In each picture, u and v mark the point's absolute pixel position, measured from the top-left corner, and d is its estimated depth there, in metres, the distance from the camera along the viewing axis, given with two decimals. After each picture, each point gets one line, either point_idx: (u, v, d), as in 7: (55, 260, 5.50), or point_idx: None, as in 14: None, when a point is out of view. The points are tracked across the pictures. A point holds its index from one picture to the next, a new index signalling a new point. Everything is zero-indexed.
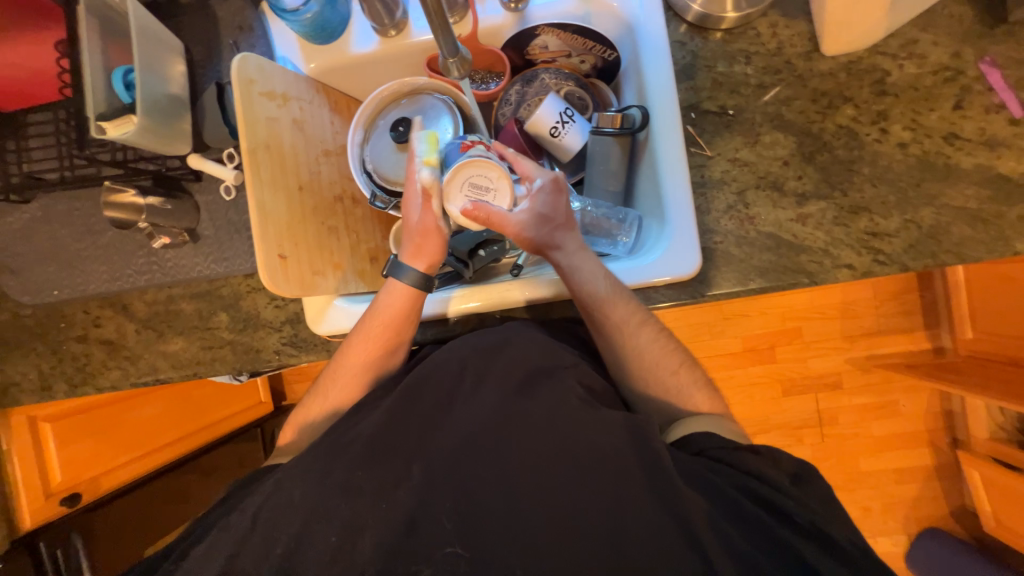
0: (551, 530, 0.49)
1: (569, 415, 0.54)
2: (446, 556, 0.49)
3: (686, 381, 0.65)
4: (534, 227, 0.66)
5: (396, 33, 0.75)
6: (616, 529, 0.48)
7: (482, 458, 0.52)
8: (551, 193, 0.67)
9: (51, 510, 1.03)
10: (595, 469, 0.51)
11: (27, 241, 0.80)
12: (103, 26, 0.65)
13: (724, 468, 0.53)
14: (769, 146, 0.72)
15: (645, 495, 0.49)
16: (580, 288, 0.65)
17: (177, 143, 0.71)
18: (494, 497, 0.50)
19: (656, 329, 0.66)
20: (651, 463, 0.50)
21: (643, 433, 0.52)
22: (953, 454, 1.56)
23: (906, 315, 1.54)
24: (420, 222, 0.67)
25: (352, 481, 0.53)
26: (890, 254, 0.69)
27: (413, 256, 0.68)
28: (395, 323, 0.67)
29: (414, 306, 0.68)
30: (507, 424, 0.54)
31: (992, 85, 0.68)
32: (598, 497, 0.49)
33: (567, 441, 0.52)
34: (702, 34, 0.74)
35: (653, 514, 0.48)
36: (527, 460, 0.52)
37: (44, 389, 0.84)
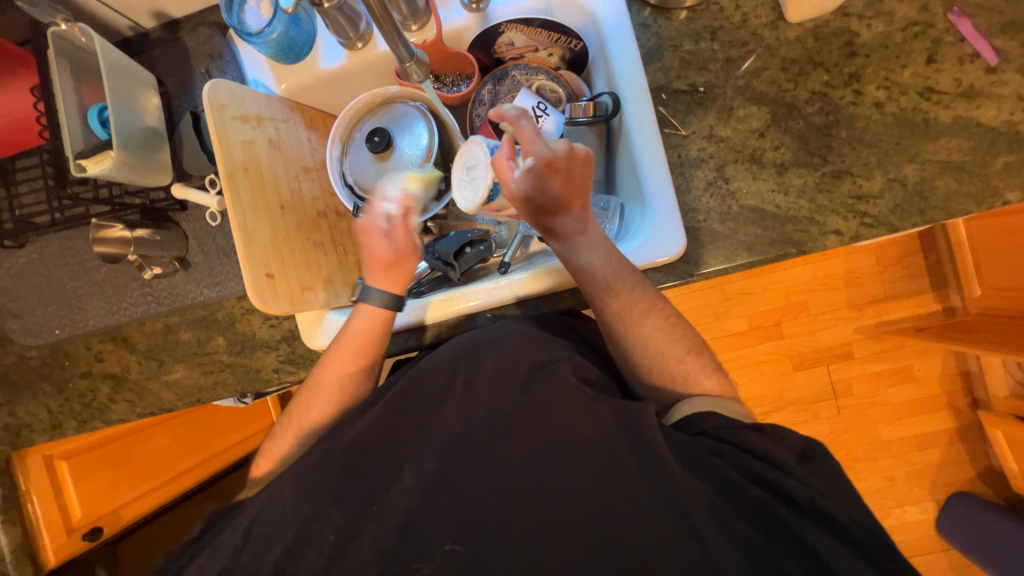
0: (546, 517, 0.50)
1: (559, 404, 0.54)
2: (446, 553, 0.49)
3: (683, 361, 0.64)
4: (529, 213, 0.65)
5: (363, 45, 0.76)
6: (610, 512, 0.49)
7: (475, 454, 0.53)
8: (541, 175, 0.62)
9: (74, 546, 1.06)
10: (586, 454, 0.51)
11: (25, 284, 0.82)
12: (74, 67, 0.67)
13: (726, 448, 0.52)
14: (743, 120, 0.71)
15: (637, 477, 0.50)
16: (580, 275, 0.66)
17: (157, 174, 0.72)
18: (488, 489, 0.51)
19: (655, 315, 0.65)
20: (642, 445, 0.50)
21: (634, 414, 0.52)
22: (973, 414, 1.53)
23: (912, 278, 1.51)
24: (391, 248, 0.69)
25: (349, 490, 0.53)
26: (877, 215, 0.68)
27: (382, 282, 0.69)
28: (366, 335, 0.68)
29: (386, 325, 0.69)
30: (497, 418, 0.55)
31: (965, 35, 0.67)
32: (591, 482, 0.50)
33: (557, 429, 0.53)
34: (666, 15, 0.74)
35: (644, 494, 0.49)
36: (519, 451, 0.52)
37: (56, 427, 0.85)
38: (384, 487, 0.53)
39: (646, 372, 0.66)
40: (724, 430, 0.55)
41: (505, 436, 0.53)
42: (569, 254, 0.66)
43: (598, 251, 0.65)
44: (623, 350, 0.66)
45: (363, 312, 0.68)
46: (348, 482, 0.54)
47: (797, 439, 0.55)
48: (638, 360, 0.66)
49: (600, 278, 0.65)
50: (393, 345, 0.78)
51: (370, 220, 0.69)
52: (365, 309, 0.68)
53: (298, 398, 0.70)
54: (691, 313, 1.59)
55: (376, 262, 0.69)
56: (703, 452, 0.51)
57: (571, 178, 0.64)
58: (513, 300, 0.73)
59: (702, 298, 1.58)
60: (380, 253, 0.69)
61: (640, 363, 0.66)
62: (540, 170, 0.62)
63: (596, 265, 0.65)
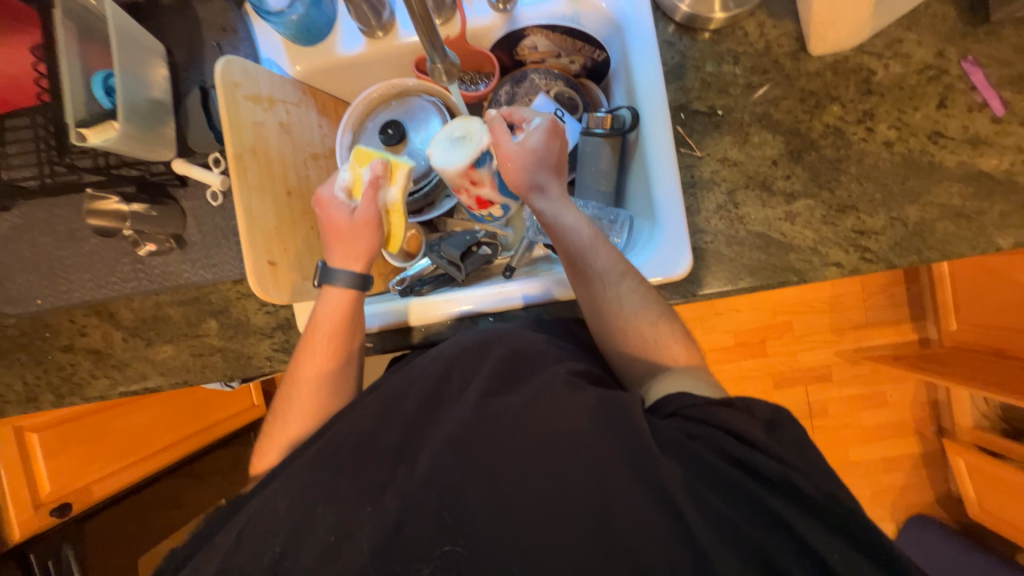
0: (536, 520, 0.47)
1: (552, 403, 0.53)
2: (446, 555, 0.47)
3: (659, 325, 0.64)
4: (520, 174, 0.67)
5: (383, 35, 0.74)
6: (601, 518, 0.46)
7: (469, 455, 0.51)
8: (548, 133, 0.68)
9: (40, 521, 1.03)
10: (580, 457, 0.49)
11: (7, 249, 0.78)
12: (80, 29, 0.64)
13: (703, 430, 0.52)
14: (758, 146, 0.72)
15: (631, 482, 0.47)
16: (567, 235, 0.66)
17: (160, 148, 0.70)
18: (480, 493, 0.49)
19: (629, 277, 0.65)
20: (638, 450, 0.48)
21: (620, 408, 0.52)
22: (937, 442, 1.60)
23: (894, 308, 1.56)
24: (350, 219, 0.66)
25: (338, 488, 0.52)
26: (877, 251, 0.70)
27: (346, 259, 0.67)
28: (348, 318, 0.68)
29: (353, 301, 0.68)
30: (492, 422, 0.52)
31: (975, 84, 0.69)
32: (581, 482, 0.48)
33: (551, 425, 0.51)
34: (691, 34, 0.74)
35: (638, 502, 0.46)
36: (510, 452, 0.50)
37: (30, 400, 0.82)
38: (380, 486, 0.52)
39: (623, 342, 0.65)
40: (694, 412, 0.54)
41: (502, 437, 0.51)
42: (556, 216, 0.67)
43: (580, 215, 0.68)
44: (600, 317, 0.66)
45: (333, 300, 0.68)
46: (345, 479, 0.53)
47: (774, 419, 0.53)
48: (614, 324, 0.65)
49: (585, 237, 0.66)
50: (392, 340, 0.78)
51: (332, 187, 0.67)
52: (334, 296, 0.68)
53: (281, 400, 0.67)
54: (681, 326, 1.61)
55: (337, 237, 0.67)
56: (676, 433, 0.52)
57: (550, 152, 0.68)
58: (505, 308, 0.74)
59: (693, 312, 1.61)
60: (341, 232, 0.67)
61: (616, 328, 0.65)
62: (546, 130, 0.68)
63: (581, 226, 0.67)
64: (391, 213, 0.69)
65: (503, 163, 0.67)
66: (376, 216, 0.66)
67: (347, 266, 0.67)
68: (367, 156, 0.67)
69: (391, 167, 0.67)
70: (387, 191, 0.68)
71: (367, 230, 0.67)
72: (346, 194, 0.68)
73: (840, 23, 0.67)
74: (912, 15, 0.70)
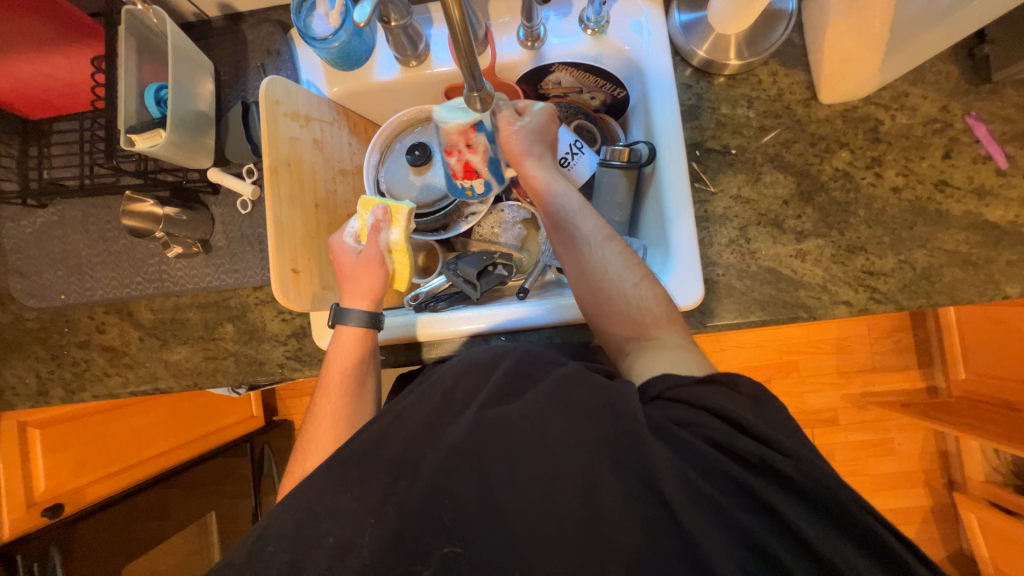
0: (530, 528, 0.47)
1: (558, 415, 0.50)
2: (446, 555, 0.48)
3: (642, 286, 0.65)
4: (519, 143, 0.70)
5: (417, 63, 0.79)
6: (597, 531, 0.46)
7: (471, 465, 0.49)
8: (548, 116, 0.72)
9: (31, 521, 0.99)
10: (583, 473, 0.47)
11: (39, 244, 0.81)
12: (139, 44, 0.68)
13: (689, 414, 0.51)
14: (769, 185, 0.75)
15: (633, 499, 0.46)
16: (556, 201, 0.69)
17: (199, 156, 0.73)
18: (479, 501, 0.48)
19: (614, 243, 0.68)
20: (645, 470, 0.46)
21: (626, 421, 0.48)
22: (947, 495, 1.55)
23: (901, 353, 1.56)
24: (355, 261, 0.70)
25: (344, 502, 0.51)
26: (885, 292, 0.71)
27: (355, 298, 0.70)
28: (359, 346, 0.69)
29: (366, 336, 0.70)
30: (494, 433, 0.50)
31: (979, 137, 0.72)
32: (579, 494, 0.47)
33: (554, 436, 0.49)
34: (707, 78, 0.78)
35: (642, 520, 0.45)
36: (510, 462, 0.49)
37: (40, 394, 0.83)
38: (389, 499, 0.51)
39: (609, 308, 0.65)
40: (674, 393, 0.53)
41: (505, 451, 0.49)
42: (548, 183, 0.70)
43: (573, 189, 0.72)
44: (585, 281, 0.67)
45: (348, 339, 0.70)
46: (353, 492, 0.51)
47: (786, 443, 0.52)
48: (599, 283, 0.66)
49: (575, 204, 0.69)
50: (404, 353, 0.79)
51: (338, 233, 0.71)
52: (349, 335, 0.70)
53: (304, 436, 0.67)
54: None
55: (347, 279, 0.71)
56: (663, 422, 0.51)
57: (549, 129, 0.73)
58: (517, 328, 0.75)
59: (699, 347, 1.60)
60: (349, 274, 0.70)
61: (601, 289, 0.66)
62: (546, 113, 0.72)
63: (571, 195, 0.70)
64: (393, 252, 0.73)
65: (504, 135, 0.70)
66: (382, 258, 0.71)
67: (359, 306, 0.70)
68: (370, 203, 0.71)
69: (391, 212, 0.71)
70: (389, 234, 0.71)
71: (372, 270, 0.70)
72: (354, 240, 0.72)
73: (850, 75, 0.71)
74: (918, 71, 0.74)
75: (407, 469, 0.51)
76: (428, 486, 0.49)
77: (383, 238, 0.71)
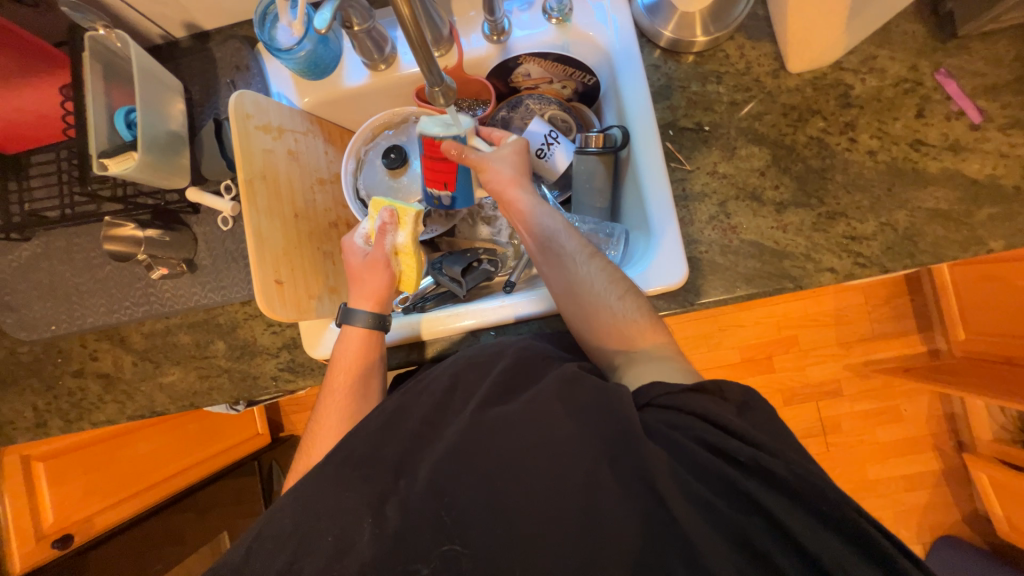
0: (529, 521, 0.46)
1: (552, 408, 0.51)
2: (446, 553, 0.46)
3: (627, 299, 0.65)
4: (492, 172, 0.73)
5: (386, 67, 0.79)
6: (596, 517, 0.45)
7: (466, 460, 0.49)
8: (521, 146, 0.76)
9: (41, 554, 1.00)
10: (581, 462, 0.47)
11: (25, 278, 0.81)
12: (105, 69, 0.69)
13: (683, 419, 0.50)
14: (745, 159, 0.75)
15: (630, 485, 0.46)
16: (537, 222, 0.71)
17: (175, 176, 0.74)
18: (474, 496, 0.47)
19: (596, 257, 0.68)
20: (635, 450, 0.46)
21: (621, 410, 0.49)
22: (957, 457, 1.55)
23: (899, 319, 1.56)
24: (364, 263, 0.72)
25: (340, 509, 0.50)
26: (870, 256, 0.71)
27: (361, 299, 0.71)
28: (366, 346, 0.70)
29: (373, 338, 0.70)
30: (489, 429, 0.50)
31: (950, 94, 0.72)
32: (577, 483, 0.47)
33: (550, 428, 0.50)
34: (675, 58, 0.78)
35: (639, 499, 0.45)
36: (506, 456, 0.49)
37: (39, 426, 0.83)
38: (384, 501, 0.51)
39: (595, 322, 0.65)
40: (669, 399, 0.52)
41: (497, 444, 0.49)
42: (528, 207, 0.72)
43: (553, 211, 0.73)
44: (572, 297, 0.66)
45: (351, 339, 0.69)
46: (347, 499, 0.50)
47: (766, 408, 0.53)
48: (585, 297, 0.65)
49: (557, 224, 0.70)
50: (395, 357, 0.79)
51: (351, 236, 0.74)
52: (354, 335, 0.70)
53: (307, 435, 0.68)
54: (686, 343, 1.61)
55: (356, 279, 0.72)
56: (657, 424, 0.50)
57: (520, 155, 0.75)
58: (507, 322, 0.75)
59: (697, 328, 1.61)
60: (356, 275, 0.72)
61: (586, 303, 0.65)
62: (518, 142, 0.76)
63: (552, 215, 0.71)
64: (399, 255, 0.72)
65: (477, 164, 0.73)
66: (385, 259, 0.71)
67: (367, 308, 0.70)
68: (379, 206, 0.73)
69: (398, 214, 0.72)
70: (395, 238, 0.72)
71: (380, 274, 0.71)
72: (366, 241, 0.74)
73: (816, 42, 0.71)
74: (884, 32, 0.74)
75: (402, 470, 0.51)
76: (422, 485, 0.48)
77: (390, 241, 0.72)
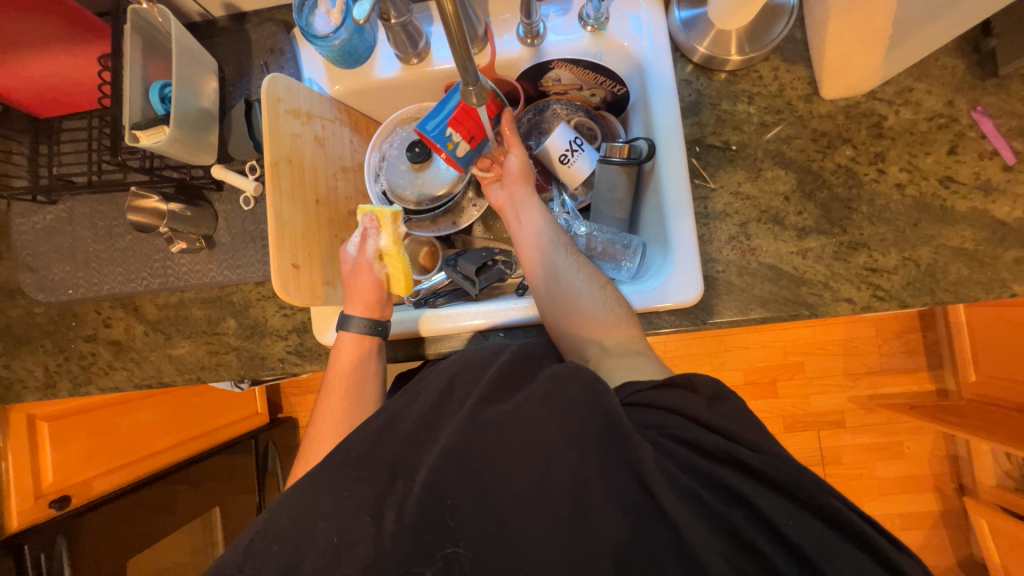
0: (517, 519, 0.46)
1: (542, 406, 0.50)
2: (447, 557, 0.46)
3: (606, 290, 0.68)
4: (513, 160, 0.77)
5: (418, 61, 0.79)
6: (586, 519, 0.45)
7: (457, 454, 0.49)
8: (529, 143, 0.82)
9: (38, 512, 1.01)
10: (574, 470, 0.46)
11: (48, 240, 0.82)
12: (145, 43, 0.70)
13: (668, 420, 0.51)
14: (770, 181, 0.74)
15: (619, 492, 0.45)
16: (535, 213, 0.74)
17: (202, 153, 0.75)
18: (468, 491, 0.47)
19: (580, 257, 0.71)
20: (633, 464, 0.45)
21: (609, 413, 0.48)
22: (958, 500, 1.52)
23: (909, 355, 1.53)
24: (351, 269, 0.73)
25: (337, 501, 0.50)
26: (889, 290, 0.71)
27: (350, 305, 0.72)
28: (361, 348, 0.71)
29: (368, 342, 0.71)
30: (482, 428, 0.50)
31: (985, 133, 0.71)
32: (569, 490, 0.46)
33: (543, 432, 0.48)
34: (707, 74, 0.78)
35: (632, 511, 0.45)
36: (499, 457, 0.48)
37: (48, 387, 0.84)
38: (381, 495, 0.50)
39: (573, 315, 0.66)
40: (637, 399, 0.53)
41: (490, 445, 0.49)
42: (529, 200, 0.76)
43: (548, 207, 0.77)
44: (556, 283, 0.68)
45: (349, 341, 0.71)
46: (345, 494, 0.50)
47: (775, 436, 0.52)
48: (568, 285, 0.68)
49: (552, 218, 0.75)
50: (402, 350, 0.79)
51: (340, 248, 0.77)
52: (352, 338, 0.71)
53: (308, 434, 0.69)
54: (691, 361, 1.59)
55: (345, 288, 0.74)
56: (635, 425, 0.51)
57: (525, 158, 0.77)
58: (515, 325, 0.75)
59: (703, 346, 1.59)
60: (347, 285, 0.74)
61: (566, 298, 0.67)
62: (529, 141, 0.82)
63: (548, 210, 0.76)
64: (385, 259, 0.74)
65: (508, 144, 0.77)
66: (371, 263, 0.73)
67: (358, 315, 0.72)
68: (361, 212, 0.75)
69: (377, 216, 0.73)
70: (377, 238, 0.74)
71: (365, 278, 0.72)
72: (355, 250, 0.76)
73: (853, 70, 0.70)
74: (922, 65, 0.73)
75: (405, 466, 0.51)
76: (422, 486, 0.48)
77: (373, 242, 0.73)
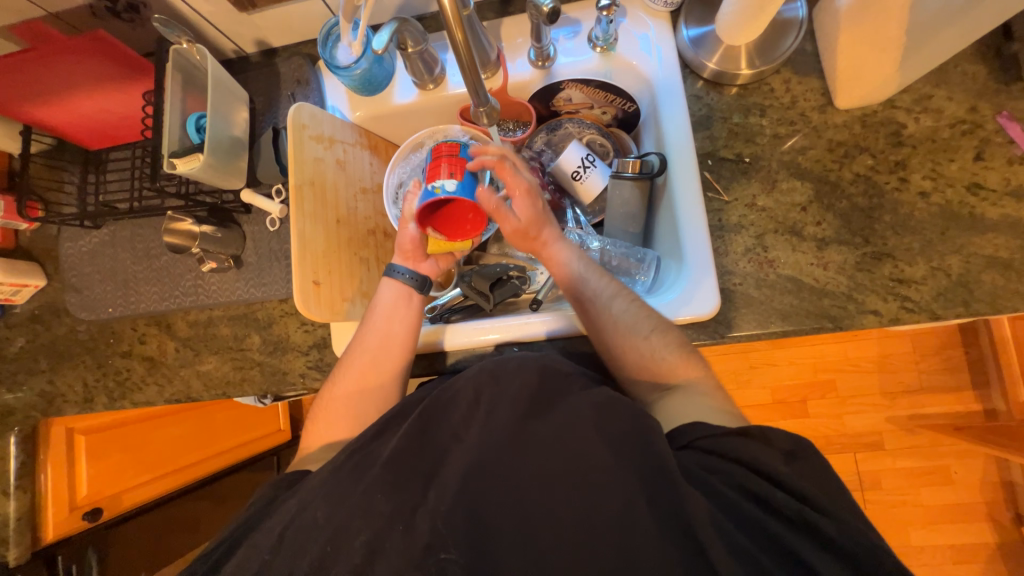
0: (560, 548, 0.46)
1: (583, 432, 0.50)
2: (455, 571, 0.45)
3: (653, 337, 0.65)
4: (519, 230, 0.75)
5: (434, 86, 0.83)
6: (628, 554, 0.44)
7: (499, 476, 0.49)
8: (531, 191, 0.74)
9: (73, 524, 1.04)
10: (615, 500, 0.46)
11: (92, 263, 0.88)
12: (184, 79, 0.76)
13: (720, 463, 0.49)
14: (786, 193, 0.74)
15: (662, 525, 0.45)
16: (561, 271, 0.73)
17: (233, 178, 0.79)
18: (506, 517, 0.47)
19: (621, 300, 0.68)
20: (675, 495, 0.45)
21: (655, 450, 0.47)
22: (1017, 532, 1.40)
23: (951, 372, 1.45)
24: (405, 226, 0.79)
25: (350, 513, 0.50)
26: (918, 301, 0.68)
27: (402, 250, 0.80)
28: (387, 321, 0.74)
29: (409, 299, 0.76)
30: (522, 448, 0.50)
31: (1014, 137, 0.68)
32: (608, 519, 0.46)
33: (582, 457, 0.49)
34: (718, 89, 0.78)
35: (673, 543, 0.44)
36: (538, 478, 0.48)
37: (86, 401, 0.89)
38: (410, 508, 0.50)
39: (626, 357, 0.66)
40: (705, 442, 0.52)
41: (526, 467, 0.49)
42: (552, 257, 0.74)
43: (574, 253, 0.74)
44: (600, 336, 0.68)
45: (388, 286, 0.76)
46: (360, 507, 0.50)
47: (790, 449, 0.50)
48: (611, 337, 0.66)
49: (577, 271, 0.72)
50: (419, 365, 0.80)
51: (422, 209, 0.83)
52: (390, 283, 0.77)
53: (320, 404, 0.72)
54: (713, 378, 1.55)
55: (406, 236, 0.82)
56: (693, 466, 0.50)
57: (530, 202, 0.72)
58: (531, 339, 0.75)
59: (726, 364, 1.54)
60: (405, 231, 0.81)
61: (613, 343, 0.66)
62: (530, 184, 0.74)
63: (572, 261, 0.73)
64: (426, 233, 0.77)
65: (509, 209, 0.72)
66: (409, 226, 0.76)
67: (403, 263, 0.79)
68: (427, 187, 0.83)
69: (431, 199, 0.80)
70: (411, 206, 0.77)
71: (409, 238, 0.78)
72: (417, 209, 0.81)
73: (866, 79, 0.70)
74: (941, 72, 0.72)
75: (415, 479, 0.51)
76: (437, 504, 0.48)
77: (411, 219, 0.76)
